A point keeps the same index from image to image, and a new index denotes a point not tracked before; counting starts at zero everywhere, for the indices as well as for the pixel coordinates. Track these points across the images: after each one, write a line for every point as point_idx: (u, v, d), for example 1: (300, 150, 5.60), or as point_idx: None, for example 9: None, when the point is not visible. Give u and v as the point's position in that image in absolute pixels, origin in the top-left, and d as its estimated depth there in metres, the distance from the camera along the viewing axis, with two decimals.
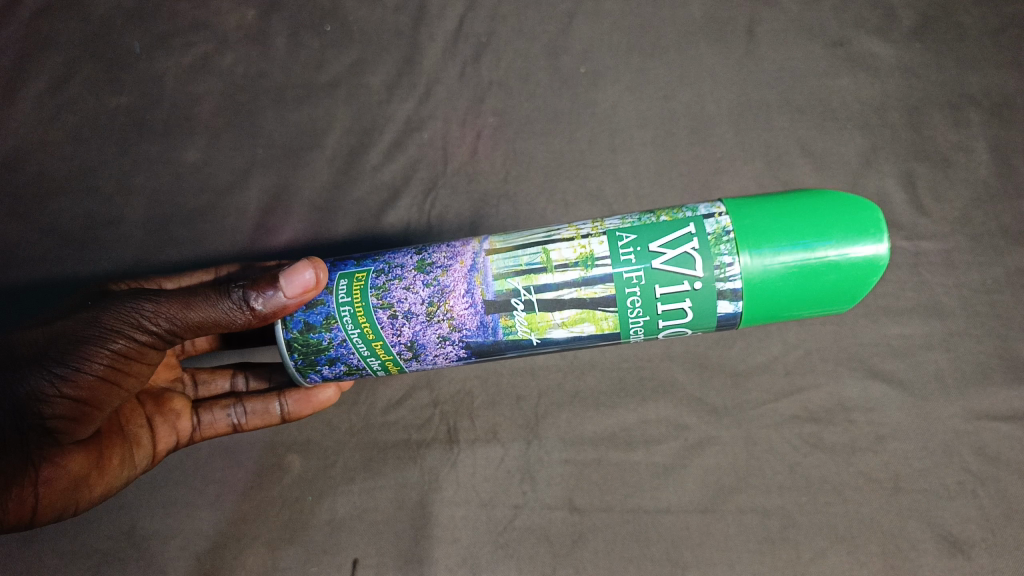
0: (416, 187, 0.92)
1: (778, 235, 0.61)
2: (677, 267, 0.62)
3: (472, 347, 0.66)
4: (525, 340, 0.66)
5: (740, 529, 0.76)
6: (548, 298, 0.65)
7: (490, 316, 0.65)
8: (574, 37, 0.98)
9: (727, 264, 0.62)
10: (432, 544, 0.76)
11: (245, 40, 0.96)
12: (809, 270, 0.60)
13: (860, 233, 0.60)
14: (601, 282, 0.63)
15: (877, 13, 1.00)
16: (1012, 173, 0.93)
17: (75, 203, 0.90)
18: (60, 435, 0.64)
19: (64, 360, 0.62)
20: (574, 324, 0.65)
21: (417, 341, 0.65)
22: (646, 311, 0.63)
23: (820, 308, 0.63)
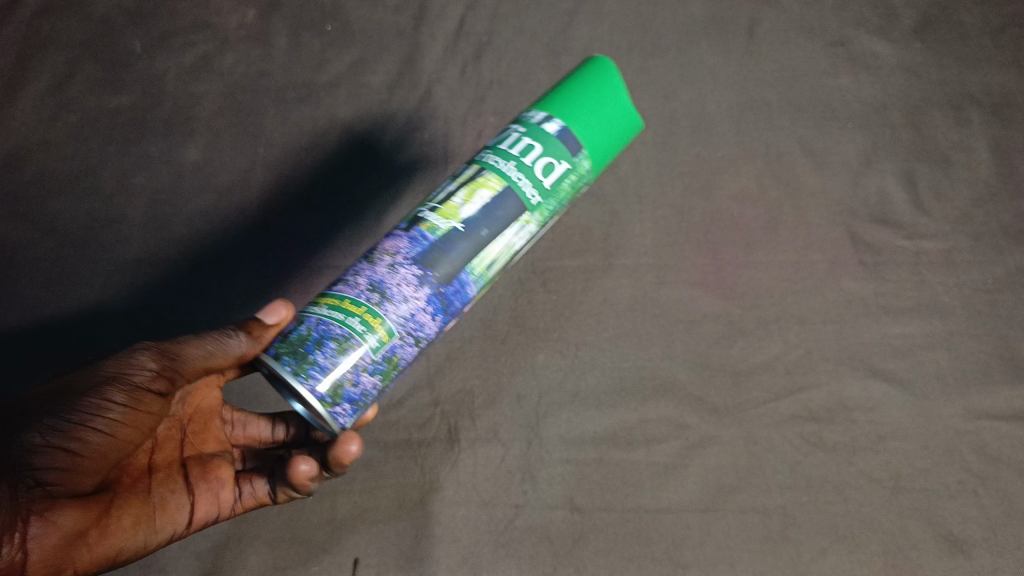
0: (417, 186, 0.91)
1: (558, 90, 0.70)
2: (511, 134, 0.69)
3: (423, 259, 0.64)
4: (451, 230, 0.65)
5: (740, 529, 0.76)
6: (438, 200, 0.67)
7: (413, 231, 0.66)
8: (574, 38, 0.99)
9: (540, 117, 0.69)
10: (432, 543, 0.76)
11: (247, 40, 0.98)
12: (592, 90, 0.70)
13: (606, 78, 0.70)
14: (465, 170, 0.68)
15: (875, 15, 1.01)
16: (1013, 173, 0.93)
17: (74, 200, 0.89)
18: (56, 487, 0.56)
19: (58, 411, 0.58)
20: (472, 195, 0.65)
21: (376, 280, 0.63)
22: (514, 164, 0.67)
23: (626, 121, 0.71)
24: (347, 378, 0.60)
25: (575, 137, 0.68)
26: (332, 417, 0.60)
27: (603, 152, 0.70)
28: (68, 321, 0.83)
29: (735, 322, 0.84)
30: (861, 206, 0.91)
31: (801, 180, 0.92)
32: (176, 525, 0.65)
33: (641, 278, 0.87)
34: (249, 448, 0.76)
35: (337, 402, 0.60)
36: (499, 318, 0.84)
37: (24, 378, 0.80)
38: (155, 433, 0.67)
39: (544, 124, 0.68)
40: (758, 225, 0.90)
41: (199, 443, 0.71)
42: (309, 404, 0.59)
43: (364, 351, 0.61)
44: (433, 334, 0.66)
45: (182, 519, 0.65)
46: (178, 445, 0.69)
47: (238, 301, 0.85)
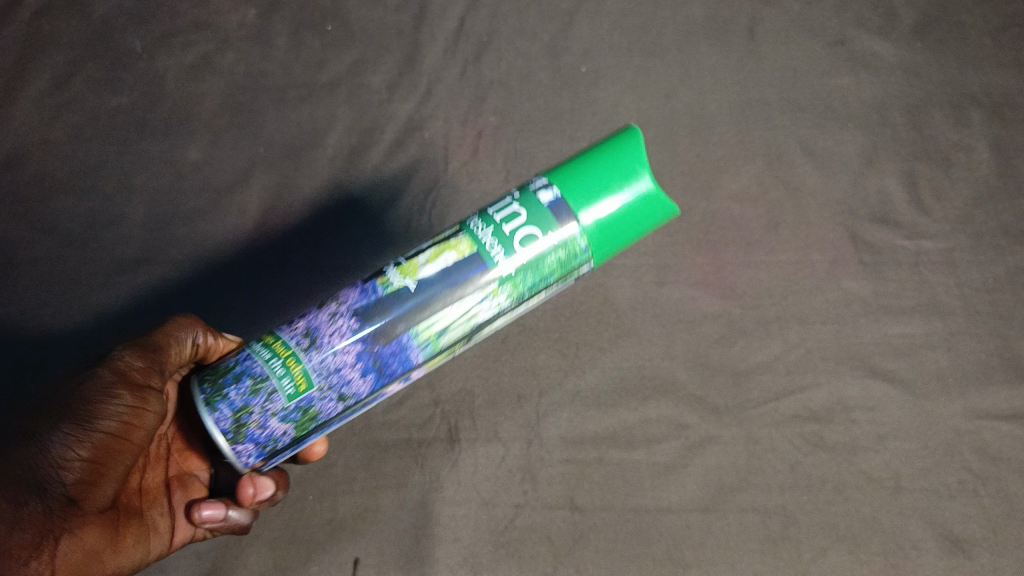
0: (417, 186, 0.91)
1: (576, 156, 0.64)
2: (507, 200, 0.63)
3: (364, 316, 0.60)
4: (401, 289, 0.61)
5: (740, 529, 0.76)
6: (409, 254, 0.64)
7: (369, 281, 0.62)
8: (574, 37, 0.99)
9: (543, 188, 0.63)
10: (432, 543, 0.76)
11: (247, 40, 0.98)
12: (607, 166, 0.63)
13: (627, 157, 0.63)
14: (449, 229, 0.64)
15: (875, 15, 1.01)
16: (1013, 173, 0.93)
17: (74, 200, 0.89)
18: (79, 501, 0.58)
19: (78, 421, 0.58)
20: (436, 257, 0.62)
21: (312, 325, 0.60)
22: (493, 233, 0.62)
23: (644, 205, 0.64)
24: (253, 418, 0.58)
25: (570, 212, 0.62)
26: (234, 455, 0.59)
27: (607, 233, 0.63)
28: (68, 320, 0.83)
29: (735, 321, 0.85)
30: (861, 206, 0.91)
31: (801, 180, 0.92)
32: (162, 545, 0.68)
33: (641, 278, 0.87)
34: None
35: (240, 440, 0.59)
36: None
37: (24, 377, 0.80)
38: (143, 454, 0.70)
39: (542, 194, 0.62)
40: (758, 225, 0.90)
41: (183, 462, 0.73)
42: (212, 437, 0.58)
43: (277, 396, 0.58)
44: (363, 392, 0.62)
45: (167, 539, 0.69)
46: (163, 466, 0.72)
47: (238, 301, 0.84)
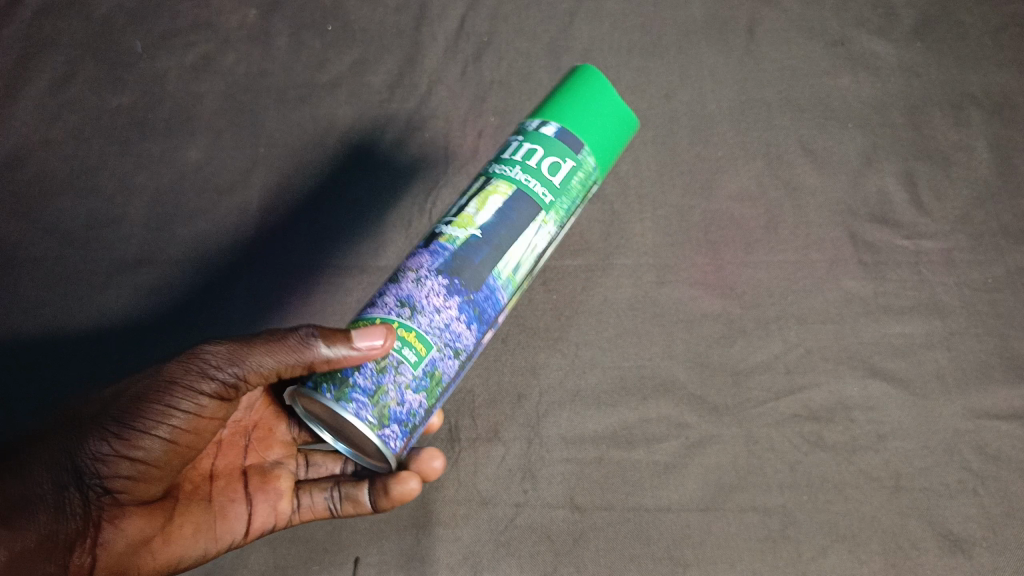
0: (417, 186, 0.91)
1: (556, 96, 0.69)
2: (519, 149, 0.68)
3: (447, 270, 0.63)
4: (471, 240, 0.64)
5: (740, 528, 0.76)
6: (452, 214, 0.67)
7: (431, 245, 0.65)
8: (574, 37, 0.99)
9: (540, 125, 0.68)
10: (433, 542, 0.76)
11: (248, 40, 0.98)
12: (589, 89, 0.69)
13: (601, 85, 0.69)
14: (472, 184, 0.68)
15: (876, 15, 1.02)
16: (1012, 173, 0.93)
17: (75, 200, 0.89)
18: (120, 494, 0.61)
19: (123, 420, 0.59)
20: (483, 204, 0.65)
21: (405, 296, 0.62)
22: (524, 170, 0.66)
23: (623, 118, 0.70)
24: (391, 397, 0.60)
25: (575, 138, 0.67)
26: (382, 440, 0.59)
27: (605, 150, 0.69)
28: (68, 320, 0.83)
29: (735, 321, 0.85)
30: (861, 206, 0.91)
31: (800, 180, 0.92)
32: (237, 533, 0.70)
33: (641, 278, 0.87)
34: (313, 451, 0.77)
35: (386, 424, 0.60)
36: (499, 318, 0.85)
37: (27, 377, 0.80)
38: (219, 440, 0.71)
39: (544, 128, 0.68)
40: (758, 225, 0.90)
41: (262, 450, 0.74)
42: (357, 428, 0.59)
43: (404, 367, 0.61)
44: (471, 345, 0.64)
45: (243, 528, 0.70)
46: (242, 451, 0.73)
47: (240, 301, 0.84)
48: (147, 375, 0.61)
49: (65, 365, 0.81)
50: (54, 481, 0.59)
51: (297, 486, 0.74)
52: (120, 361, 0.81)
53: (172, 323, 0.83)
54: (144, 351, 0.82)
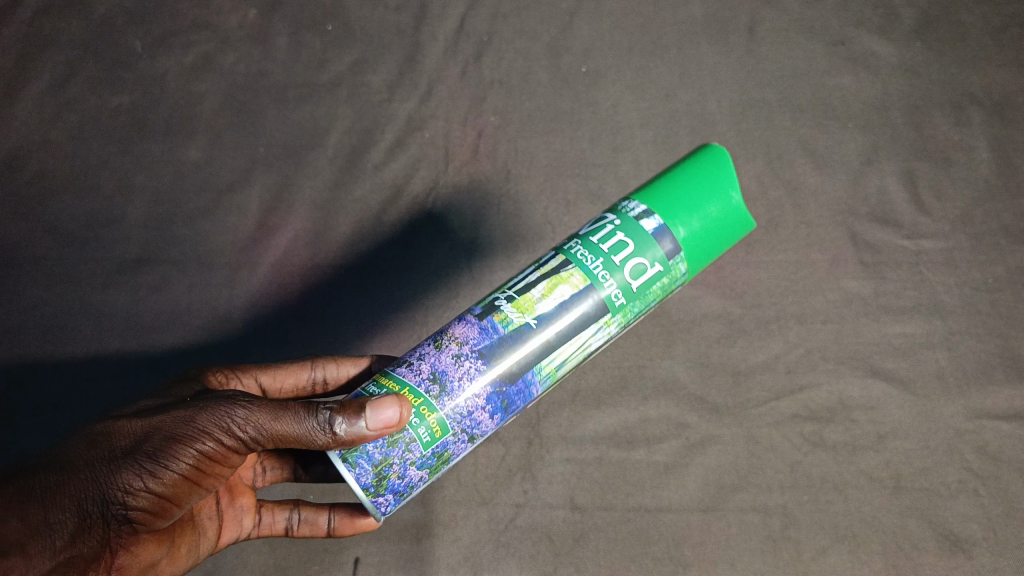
0: (417, 185, 0.91)
1: (665, 182, 0.64)
2: (613, 239, 0.62)
3: (488, 357, 0.59)
4: (522, 329, 0.60)
5: (740, 528, 0.76)
6: (519, 288, 0.62)
7: (484, 319, 0.61)
8: (574, 37, 0.99)
9: (642, 219, 0.62)
10: (433, 543, 0.76)
11: (247, 40, 0.98)
12: (701, 187, 0.64)
13: (712, 186, 0.64)
14: (548, 261, 0.63)
15: (877, 14, 1.01)
16: (1013, 173, 0.93)
17: (74, 200, 0.89)
18: (137, 524, 0.57)
19: (153, 457, 0.55)
20: (552, 292, 0.61)
21: (438, 370, 0.58)
22: (605, 265, 0.61)
23: (730, 220, 0.64)
24: (394, 469, 0.57)
25: (669, 239, 0.62)
26: (374, 507, 0.58)
27: (697, 254, 0.64)
28: (69, 321, 0.83)
29: (735, 321, 0.85)
30: (861, 206, 0.91)
31: (801, 180, 0.92)
32: (207, 548, 0.68)
33: None
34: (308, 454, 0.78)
35: (381, 492, 0.57)
36: None
37: (27, 377, 0.81)
38: None
39: (643, 219, 0.62)
40: (758, 225, 0.90)
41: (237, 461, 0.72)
42: (353, 491, 0.56)
43: (415, 445, 0.57)
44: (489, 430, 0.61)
45: (213, 542, 0.69)
46: None
47: (240, 301, 0.85)
48: (180, 412, 0.58)
49: (65, 365, 0.81)
50: (77, 507, 0.53)
51: (259, 502, 0.73)
52: (120, 361, 0.82)
53: (172, 323, 0.83)
54: (145, 351, 0.82)
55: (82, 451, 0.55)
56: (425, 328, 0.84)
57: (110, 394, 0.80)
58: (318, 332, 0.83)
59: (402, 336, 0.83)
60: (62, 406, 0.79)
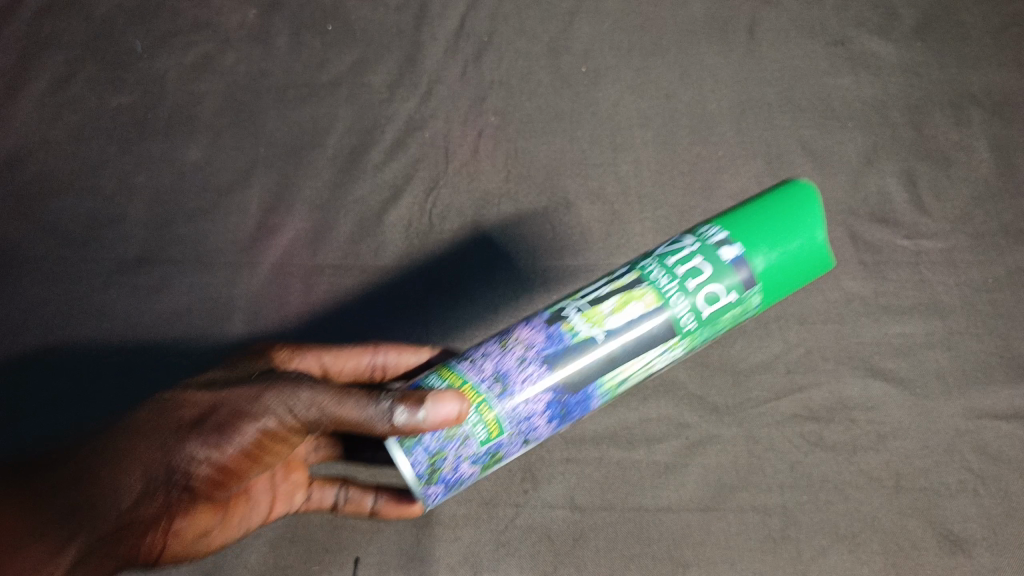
0: (417, 186, 0.91)
1: (747, 212, 0.64)
2: (691, 261, 0.62)
3: (551, 366, 0.60)
4: (588, 343, 0.61)
5: (741, 528, 0.76)
6: (591, 299, 0.63)
7: (552, 326, 0.62)
8: (574, 37, 0.99)
9: (721, 246, 0.62)
10: (433, 542, 0.76)
11: (247, 40, 0.98)
12: (783, 223, 0.63)
13: (793, 217, 0.63)
14: (624, 276, 0.63)
15: (877, 14, 1.02)
16: (1014, 173, 0.93)
17: (75, 200, 0.89)
18: (196, 493, 0.63)
19: (219, 432, 0.61)
20: (623, 309, 0.61)
21: (500, 372, 0.60)
22: (680, 290, 0.62)
23: (808, 255, 0.64)
24: (447, 463, 0.59)
25: (745, 267, 0.62)
26: (423, 496, 0.60)
27: (770, 287, 0.64)
28: (68, 320, 0.83)
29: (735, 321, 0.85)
30: (861, 206, 0.91)
31: (801, 180, 0.92)
32: (258, 520, 0.74)
33: None
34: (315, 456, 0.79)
35: (432, 482, 0.60)
36: (499, 319, 0.84)
37: (25, 376, 0.80)
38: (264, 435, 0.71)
39: (724, 248, 0.62)
40: None
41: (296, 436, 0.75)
42: (406, 481, 0.59)
43: (470, 442, 0.59)
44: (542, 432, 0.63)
45: (265, 514, 0.74)
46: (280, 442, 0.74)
47: (241, 301, 0.85)
48: (249, 391, 0.63)
49: (65, 365, 0.81)
50: (145, 473, 0.60)
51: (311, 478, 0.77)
52: (121, 361, 0.82)
53: (173, 322, 0.83)
54: (145, 351, 0.82)
55: (153, 423, 0.62)
56: (425, 328, 0.84)
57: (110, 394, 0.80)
58: (318, 332, 0.83)
59: (403, 336, 0.83)
60: (62, 406, 0.79)
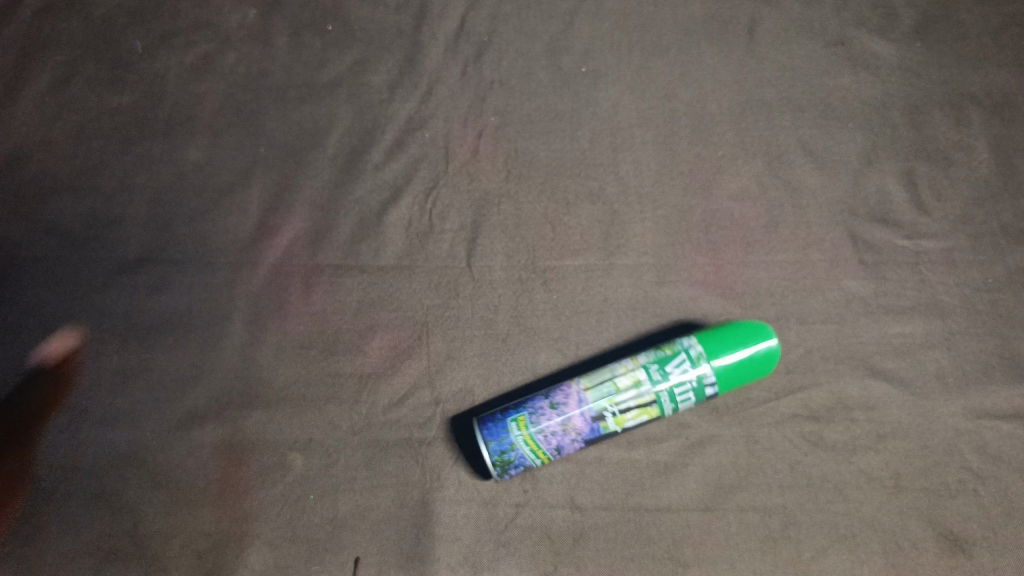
0: (417, 186, 0.91)
1: (733, 349, 0.76)
2: (696, 396, 0.76)
3: (591, 441, 0.77)
4: (617, 433, 0.77)
5: (740, 527, 0.76)
6: (620, 409, 0.76)
7: (594, 424, 0.76)
8: (574, 37, 0.99)
9: (707, 389, 0.76)
10: (433, 542, 0.75)
11: (248, 40, 0.98)
12: (749, 375, 0.77)
13: (765, 363, 0.76)
14: (647, 393, 0.76)
15: (877, 14, 1.02)
16: (1013, 173, 0.93)
17: (75, 200, 0.89)
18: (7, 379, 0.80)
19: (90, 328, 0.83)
20: (638, 415, 0.76)
21: (558, 447, 0.76)
22: (688, 396, 0.76)
23: (764, 367, 0.77)
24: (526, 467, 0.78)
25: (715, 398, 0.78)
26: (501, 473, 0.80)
27: (734, 382, 0.77)
28: (69, 321, 0.83)
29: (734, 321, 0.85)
30: (861, 206, 0.91)
31: (801, 180, 0.92)
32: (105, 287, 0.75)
33: (641, 278, 0.87)
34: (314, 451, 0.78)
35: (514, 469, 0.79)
36: (499, 319, 0.84)
37: (26, 378, 0.80)
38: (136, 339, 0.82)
39: (709, 387, 0.76)
40: (758, 225, 0.90)
41: None
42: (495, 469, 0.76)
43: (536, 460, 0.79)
44: None
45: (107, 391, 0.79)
46: None
47: (241, 301, 0.85)
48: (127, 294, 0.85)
49: (65, 364, 0.81)
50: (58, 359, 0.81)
51: None
52: (121, 360, 0.82)
53: (173, 321, 0.84)
54: (146, 351, 0.82)
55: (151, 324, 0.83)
56: (425, 327, 0.84)
57: (111, 393, 0.80)
58: (319, 332, 0.83)
59: (402, 335, 0.83)
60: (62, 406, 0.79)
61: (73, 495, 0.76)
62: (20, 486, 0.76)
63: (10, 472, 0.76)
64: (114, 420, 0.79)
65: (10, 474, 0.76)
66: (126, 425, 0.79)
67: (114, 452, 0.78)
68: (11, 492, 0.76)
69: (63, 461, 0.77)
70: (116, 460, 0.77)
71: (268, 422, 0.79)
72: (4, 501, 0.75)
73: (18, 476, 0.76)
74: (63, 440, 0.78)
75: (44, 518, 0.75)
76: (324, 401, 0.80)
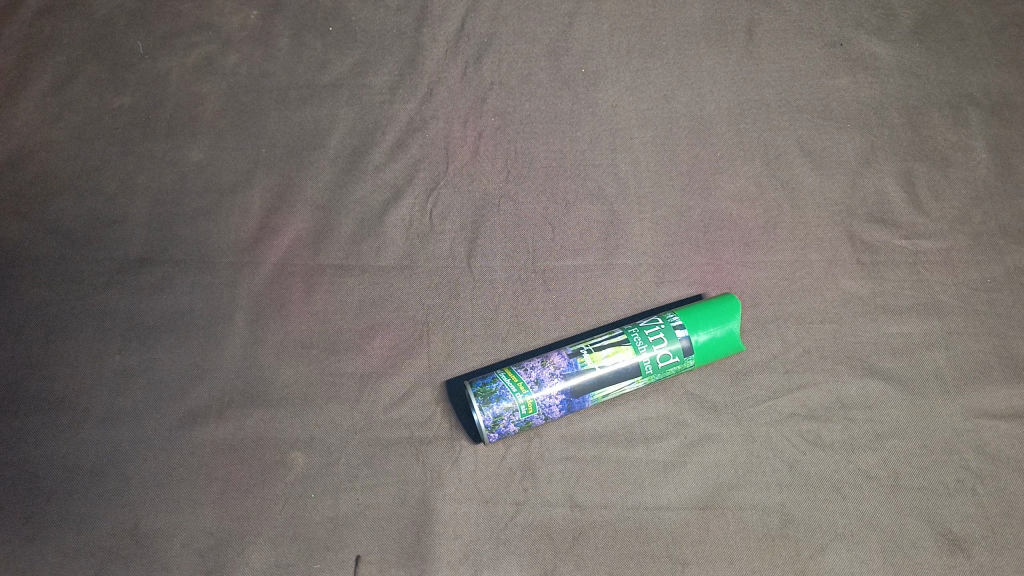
0: (417, 186, 0.91)
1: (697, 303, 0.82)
2: (667, 336, 0.79)
3: (572, 381, 0.77)
4: (593, 374, 0.78)
5: (740, 526, 0.76)
6: (596, 348, 0.79)
7: (570, 359, 0.78)
8: (574, 38, 1.00)
9: (678, 329, 0.79)
10: (434, 540, 0.75)
11: (248, 40, 0.98)
12: (714, 321, 0.80)
13: (730, 313, 0.80)
14: (620, 336, 0.80)
15: (876, 14, 1.02)
16: (1012, 173, 0.94)
17: (76, 200, 0.89)
18: (11, 370, 0.81)
19: (92, 324, 0.83)
20: (614, 354, 0.78)
21: (536, 381, 0.77)
22: (660, 337, 0.79)
23: (732, 320, 0.80)
24: (509, 420, 0.76)
25: (690, 345, 0.79)
26: (484, 437, 0.76)
27: (705, 331, 0.79)
28: (70, 320, 0.83)
29: None
30: (859, 206, 0.91)
31: (800, 181, 0.93)
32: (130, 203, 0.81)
33: (640, 278, 0.87)
34: (317, 448, 0.79)
35: (495, 429, 0.76)
36: (499, 318, 0.84)
37: (27, 377, 0.81)
38: (142, 334, 0.83)
39: (679, 327, 0.79)
40: (757, 225, 0.90)
41: None
42: (476, 414, 0.75)
43: (518, 412, 0.76)
44: (552, 421, 0.79)
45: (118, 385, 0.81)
46: None
47: (242, 301, 0.85)
48: (127, 294, 0.85)
49: (65, 365, 0.81)
50: (61, 351, 0.82)
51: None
52: (122, 361, 0.82)
53: (173, 321, 0.84)
54: (147, 351, 0.83)
55: (153, 325, 0.84)
56: (426, 326, 0.84)
57: (112, 394, 0.80)
58: (320, 331, 0.84)
59: (403, 334, 0.84)
60: (62, 406, 0.80)
61: (73, 495, 0.76)
62: (21, 485, 0.76)
63: (11, 471, 0.77)
64: (114, 420, 0.79)
65: (10, 474, 0.77)
66: (127, 425, 0.79)
67: (114, 451, 0.78)
68: (12, 492, 0.76)
69: (62, 460, 0.77)
70: (116, 459, 0.78)
71: (268, 421, 0.80)
72: (5, 501, 0.76)
73: (19, 477, 0.76)
74: (64, 440, 0.78)
75: (45, 517, 0.75)
76: (325, 401, 0.81)
